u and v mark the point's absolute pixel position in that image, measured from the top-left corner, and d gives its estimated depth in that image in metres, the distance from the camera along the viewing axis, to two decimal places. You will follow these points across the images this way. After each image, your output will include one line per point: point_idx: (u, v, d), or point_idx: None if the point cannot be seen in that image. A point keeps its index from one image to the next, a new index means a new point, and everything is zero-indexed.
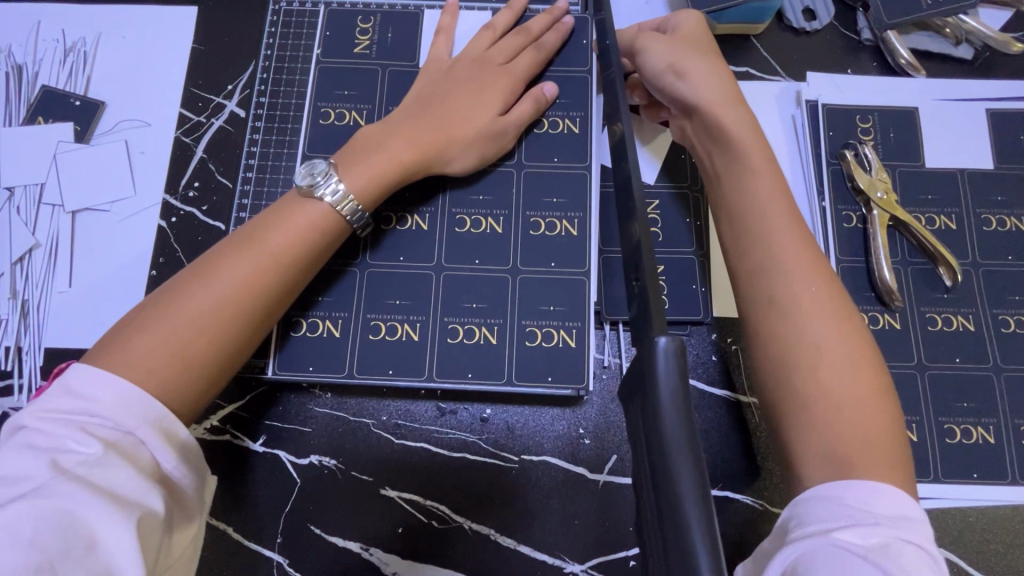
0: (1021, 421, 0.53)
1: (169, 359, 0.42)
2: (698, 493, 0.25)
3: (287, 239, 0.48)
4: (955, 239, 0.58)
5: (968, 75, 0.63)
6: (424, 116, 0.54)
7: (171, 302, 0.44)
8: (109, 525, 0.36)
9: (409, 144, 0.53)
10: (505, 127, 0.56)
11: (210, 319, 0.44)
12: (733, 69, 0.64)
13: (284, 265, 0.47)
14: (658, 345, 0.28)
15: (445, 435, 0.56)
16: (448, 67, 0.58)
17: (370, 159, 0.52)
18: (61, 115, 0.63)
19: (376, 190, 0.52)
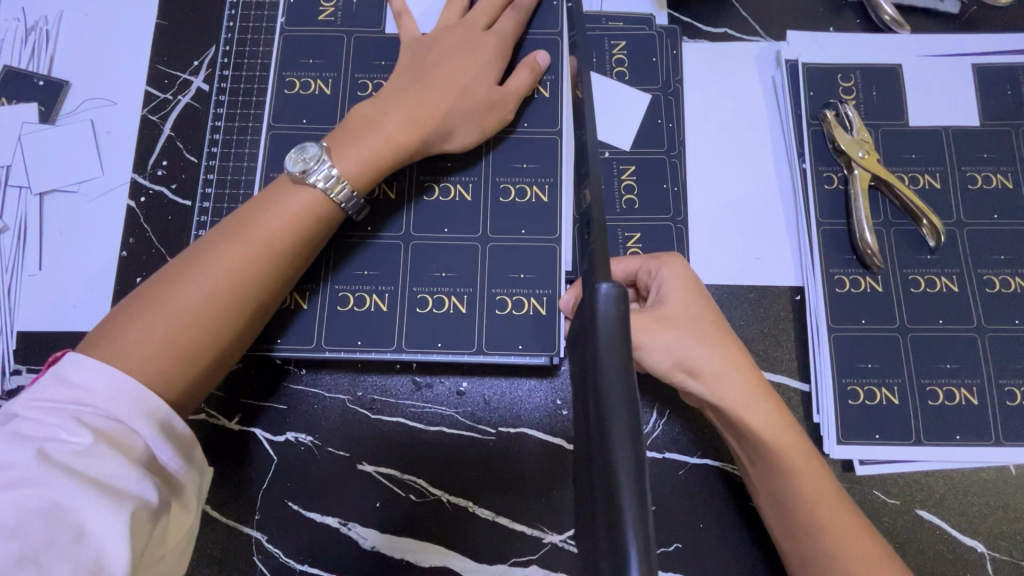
0: (1005, 381, 0.52)
1: (164, 351, 0.42)
2: (624, 404, 0.26)
3: (280, 225, 0.47)
4: (939, 199, 0.56)
5: (953, 30, 0.61)
6: (420, 90, 0.52)
7: (164, 293, 0.43)
8: (97, 513, 0.34)
9: (404, 123, 0.51)
10: (503, 98, 0.54)
11: (204, 310, 0.43)
12: (710, 30, 0.62)
13: (278, 252, 0.46)
14: (599, 291, 0.30)
15: (420, 408, 0.55)
16: (431, 35, 0.56)
17: (364, 141, 0.50)
18: (25, 96, 0.61)
19: (371, 174, 0.50)
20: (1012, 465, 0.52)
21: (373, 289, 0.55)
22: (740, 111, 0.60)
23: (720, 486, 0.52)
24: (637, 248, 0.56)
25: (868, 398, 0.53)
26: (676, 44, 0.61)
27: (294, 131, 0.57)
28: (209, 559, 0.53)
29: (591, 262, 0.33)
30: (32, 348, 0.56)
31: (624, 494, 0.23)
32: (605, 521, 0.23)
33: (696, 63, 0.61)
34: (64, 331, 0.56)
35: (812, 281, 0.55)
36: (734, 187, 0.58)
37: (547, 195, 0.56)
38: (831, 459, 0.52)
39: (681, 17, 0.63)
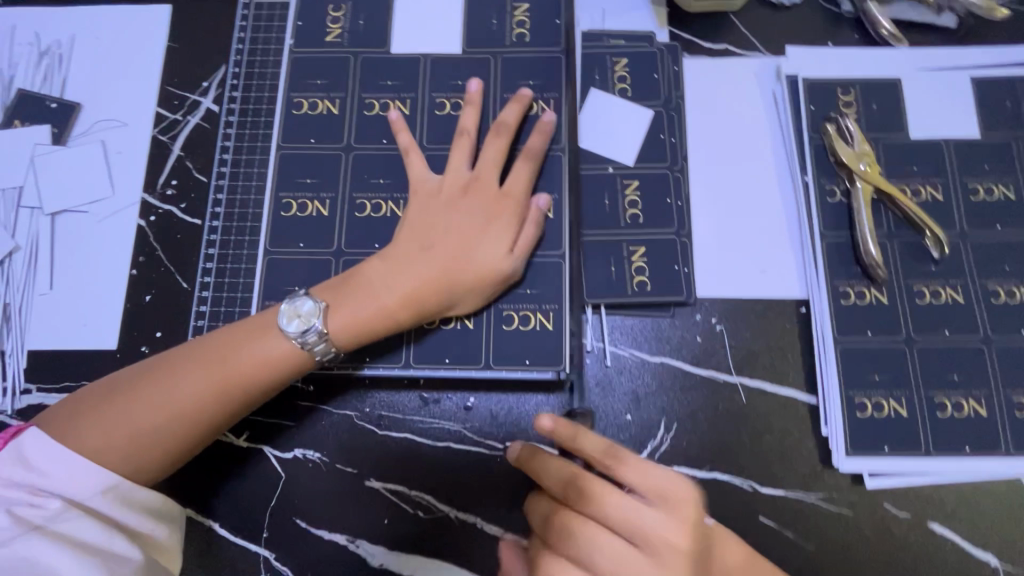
0: (1013, 392, 0.52)
1: (120, 456, 0.47)
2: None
3: (244, 365, 0.49)
4: (942, 211, 0.57)
5: (952, 44, 0.62)
6: (425, 266, 0.52)
7: (136, 394, 0.48)
8: (82, 570, 0.43)
9: (398, 296, 0.51)
10: (512, 267, 0.53)
11: (161, 427, 0.48)
12: (711, 46, 0.63)
13: (236, 389, 0.49)
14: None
15: (428, 424, 0.55)
16: (435, 191, 0.55)
17: (355, 306, 0.51)
18: (38, 119, 0.63)
19: (354, 338, 0.51)
20: None
21: None
22: (743, 125, 0.61)
23: (729, 500, 0.52)
24: (643, 262, 0.57)
25: (876, 410, 0.53)
26: (677, 61, 0.62)
27: (302, 149, 0.58)
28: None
29: None
30: (42, 367, 0.56)
31: None
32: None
33: (697, 78, 0.62)
34: (75, 349, 0.57)
35: (817, 293, 0.56)
36: (736, 200, 0.59)
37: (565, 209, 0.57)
38: (840, 472, 0.52)
39: (682, 34, 0.63)
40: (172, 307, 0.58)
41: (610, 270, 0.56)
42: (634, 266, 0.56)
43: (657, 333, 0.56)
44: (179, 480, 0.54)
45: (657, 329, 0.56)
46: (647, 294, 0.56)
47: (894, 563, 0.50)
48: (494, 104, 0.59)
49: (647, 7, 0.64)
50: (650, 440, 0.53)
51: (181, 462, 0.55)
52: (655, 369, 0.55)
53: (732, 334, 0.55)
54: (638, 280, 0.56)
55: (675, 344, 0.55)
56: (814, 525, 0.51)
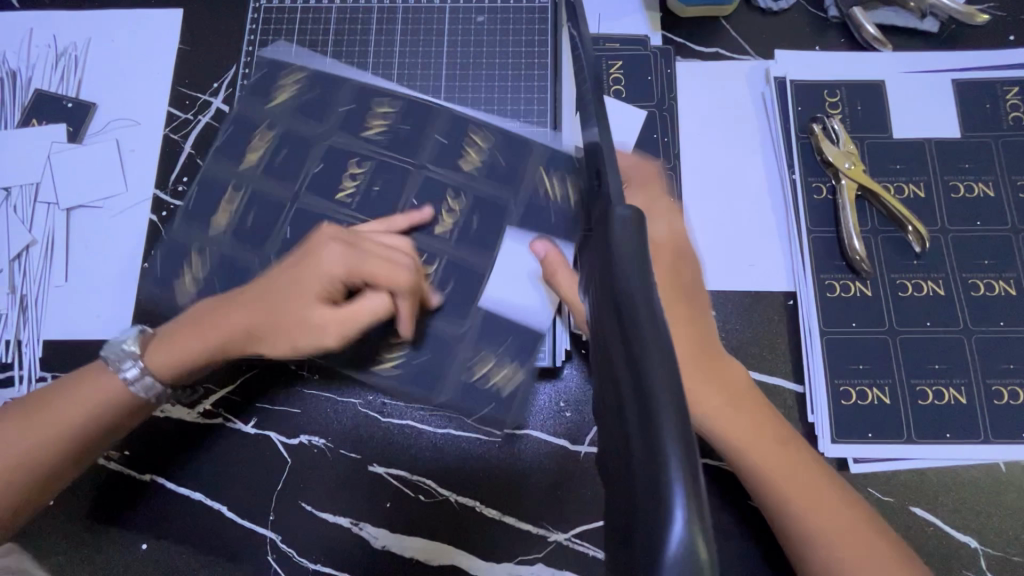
0: (992, 381, 0.54)
1: (34, 461, 0.50)
2: (662, 353, 0.23)
3: (67, 411, 0.51)
4: (924, 208, 0.59)
5: (934, 48, 0.64)
6: (246, 308, 0.53)
7: (36, 417, 0.51)
8: None
9: (217, 335, 0.52)
10: (337, 282, 0.53)
11: (65, 439, 0.51)
12: (703, 49, 0.66)
13: (58, 430, 0.51)
14: (616, 215, 0.28)
15: (429, 412, 0.57)
16: (353, 217, 0.59)
17: (184, 344, 0.53)
18: (55, 118, 0.65)
19: (177, 369, 0.53)
20: (1003, 462, 0.53)
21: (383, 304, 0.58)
22: (733, 125, 0.63)
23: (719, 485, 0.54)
24: None
25: (860, 398, 0.55)
26: (670, 63, 0.64)
27: (310, 157, 0.62)
28: (226, 558, 0.55)
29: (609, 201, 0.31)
30: (58, 356, 0.58)
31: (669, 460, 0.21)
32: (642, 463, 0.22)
33: (689, 80, 0.64)
34: (89, 339, 0.59)
35: (804, 286, 0.58)
36: (726, 198, 0.61)
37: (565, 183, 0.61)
38: (826, 457, 0.54)
39: (675, 38, 0.66)
40: None
41: None
42: None
43: None
44: (189, 465, 0.57)
45: None
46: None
47: None
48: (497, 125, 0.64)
49: (642, 12, 0.67)
50: None
51: (191, 448, 0.57)
52: None
53: (722, 325, 0.58)
54: None
55: None
56: None
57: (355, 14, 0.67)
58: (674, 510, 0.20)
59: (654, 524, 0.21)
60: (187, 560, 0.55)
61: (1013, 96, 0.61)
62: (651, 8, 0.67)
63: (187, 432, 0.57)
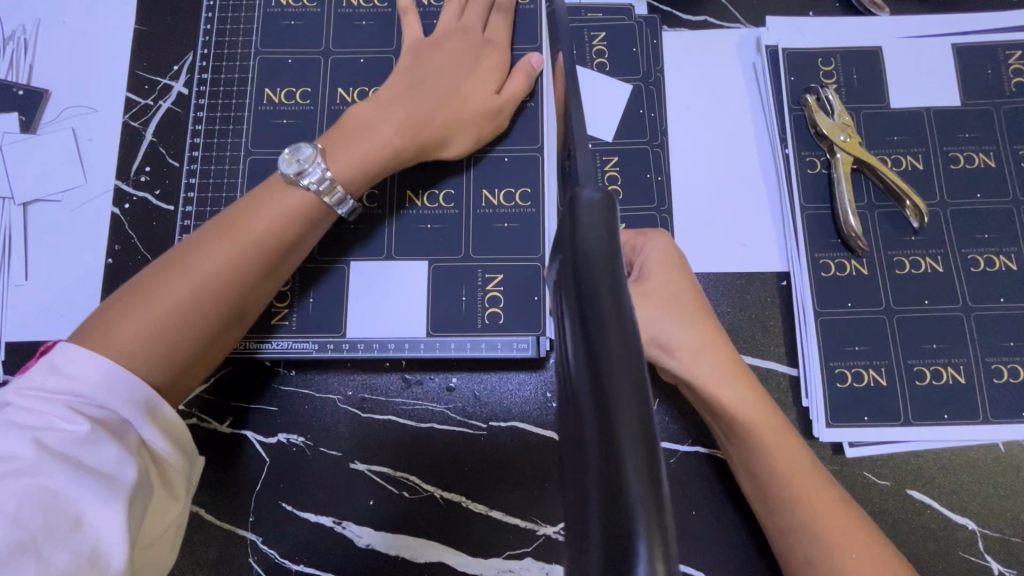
0: (991, 359, 0.53)
1: (175, 334, 0.44)
2: (626, 355, 0.24)
3: (266, 228, 0.48)
4: (922, 179, 0.56)
5: (932, 11, 0.61)
6: (424, 102, 0.54)
7: (153, 285, 0.45)
8: (98, 508, 0.37)
9: (178, 314, 0.44)
10: (502, 106, 0.56)
11: (197, 310, 0.45)
12: (690, 18, 0.62)
13: (255, 262, 0.47)
14: (583, 200, 0.29)
15: (412, 406, 0.55)
16: (431, 43, 0.57)
17: (361, 147, 0.52)
18: (5, 107, 0.61)
19: (160, 348, 0.43)
20: (1002, 442, 0.52)
21: (370, 301, 0.56)
22: (723, 98, 0.60)
23: (710, 473, 0.52)
24: None
25: (856, 380, 0.53)
26: (656, 33, 0.61)
27: (274, 140, 0.58)
28: (205, 563, 0.53)
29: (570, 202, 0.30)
30: (22, 358, 0.56)
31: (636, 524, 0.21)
32: (600, 472, 0.22)
33: (678, 51, 0.61)
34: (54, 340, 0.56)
35: (798, 266, 0.56)
36: (716, 175, 0.58)
37: (528, 202, 0.57)
38: (821, 442, 0.53)
39: (661, 6, 0.62)
40: None
41: None
42: None
43: None
44: None
45: None
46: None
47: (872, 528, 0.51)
48: None
49: None
50: None
51: None
52: None
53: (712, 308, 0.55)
54: None
55: None
56: None
57: None
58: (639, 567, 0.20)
59: (617, 561, 0.20)
60: None
61: (1016, 60, 0.59)
62: None
63: None
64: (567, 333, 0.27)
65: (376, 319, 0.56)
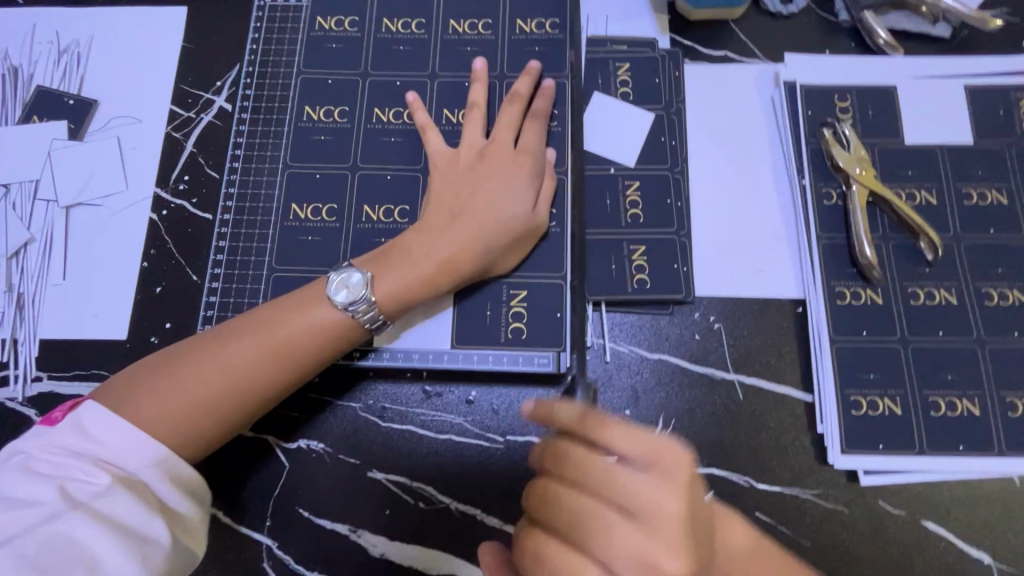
0: (1006, 393, 0.53)
1: (217, 406, 0.49)
2: None
3: (327, 321, 0.51)
4: (935, 214, 0.58)
5: (946, 53, 0.64)
6: (463, 233, 0.55)
7: (215, 352, 0.50)
8: (113, 555, 0.41)
9: (223, 384, 0.49)
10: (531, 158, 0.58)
11: (243, 385, 0.49)
12: (712, 53, 0.65)
13: (308, 348, 0.51)
14: None
15: (431, 417, 0.56)
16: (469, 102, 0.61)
17: (404, 271, 0.54)
18: (56, 115, 0.64)
19: (198, 414, 0.48)
20: (1017, 476, 0.52)
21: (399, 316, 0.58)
22: (743, 129, 0.62)
23: (724, 495, 0.53)
24: (643, 261, 0.58)
25: (871, 408, 0.54)
26: (678, 66, 0.64)
27: (310, 154, 0.61)
28: (220, 565, 0.54)
29: None
30: (55, 356, 0.58)
31: None
32: None
33: (699, 84, 0.64)
34: (87, 339, 0.58)
35: (814, 294, 0.57)
36: (734, 204, 0.60)
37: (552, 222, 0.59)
38: (836, 469, 0.53)
39: (683, 41, 0.65)
40: (181, 299, 0.59)
41: (611, 267, 0.58)
42: (634, 264, 0.58)
43: (655, 329, 0.57)
44: None
45: (656, 326, 0.57)
46: (646, 292, 0.57)
47: (886, 558, 0.51)
48: (501, 84, 0.62)
49: (650, 14, 0.66)
50: None
51: None
52: (654, 366, 0.56)
53: (730, 332, 0.57)
54: (638, 278, 0.58)
55: (674, 340, 0.57)
56: (809, 522, 0.52)
57: None
58: None
59: None
60: None
61: None
62: (659, 10, 0.66)
63: None
64: None
65: (403, 330, 0.57)
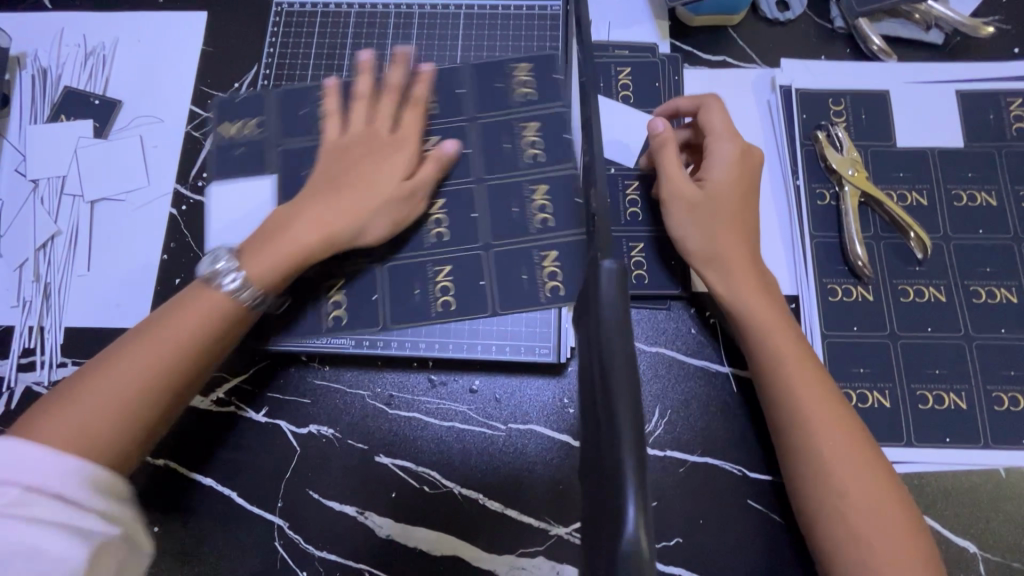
0: (993, 387, 0.55)
1: (123, 418, 0.47)
2: (626, 375, 0.29)
3: (202, 306, 0.51)
4: (926, 214, 0.60)
5: (939, 59, 0.65)
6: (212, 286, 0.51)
7: (104, 370, 0.48)
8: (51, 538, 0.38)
9: (124, 392, 0.47)
10: (415, 189, 0.58)
11: (132, 394, 0.47)
12: (710, 58, 0.67)
13: (182, 349, 0.49)
14: (603, 269, 0.33)
15: (436, 405, 0.59)
16: (347, 140, 0.60)
17: (179, 316, 0.51)
18: (82, 113, 0.67)
19: (108, 425, 0.46)
20: (1003, 468, 0.54)
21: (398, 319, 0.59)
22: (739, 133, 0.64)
23: (718, 482, 0.55)
24: (641, 257, 0.60)
25: (860, 401, 0.55)
26: (677, 70, 0.66)
27: (323, 154, 0.63)
28: (233, 544, 0.56)
29: (580, 298, 0.35)
30: (79, 343, 0.61)
31: (629, 495, 0.25)
32: (614, 472, 0.26)
33: (697, 88, 0.66)
34: (109, 327, 0.61)
35: (807, 291, 0.59)
36: None
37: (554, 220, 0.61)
38: None
39: (683, 46, 0.68)
40: None
41: None
42: (632, 260, 0.60)
43: (652, 323, 0.59)
44: (204, 449, 0.58)
45: (653, 320, 0.60)
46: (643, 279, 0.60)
47: None
48: None
49: (652, 19, 0.68)
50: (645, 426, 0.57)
51: (206, 433, 0.58)
52: (652, 359, 0.59)
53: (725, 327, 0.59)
54: (636, 274, 0.60)
55: (670, 334, 0.59)
56: None
57: (374, 12, 0.70)
58: (628, 512, 0.25)
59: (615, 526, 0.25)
60: (197, 542, 0.56)
61: (1017, 107, 0.62)
62: (661, 16, 0.68)
63: (200, 418, 0.59)
64: (585, 379, 0.32)
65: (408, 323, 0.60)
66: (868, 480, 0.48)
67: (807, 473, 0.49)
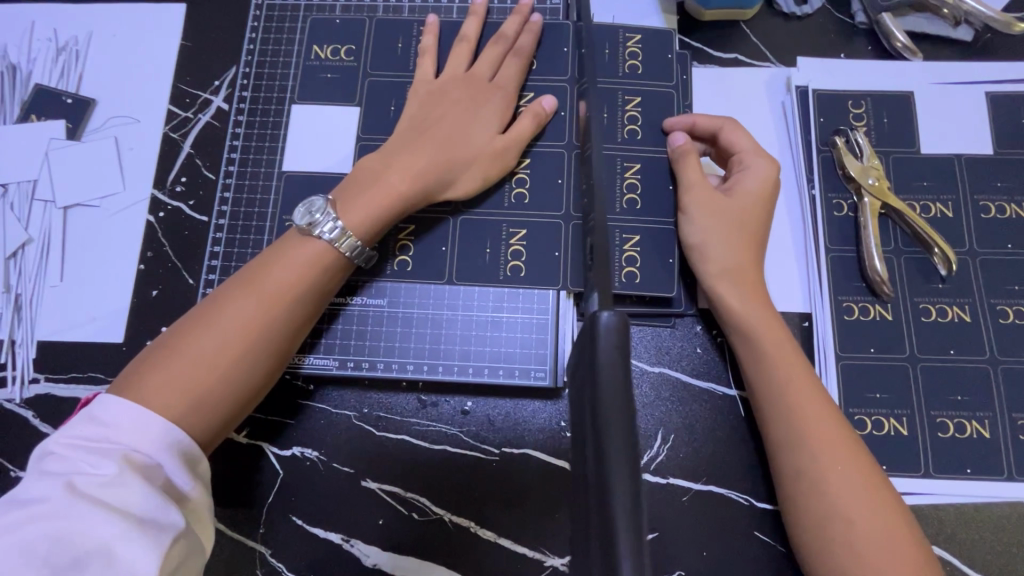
0: (1018, 415, 0.52)
1: (213, 384, 0.45)
2: (624, 443, 0.25)
3: (289, 276, 0.48)
4: (951, 228, 0.56)
5: (967, 58, 0.61)
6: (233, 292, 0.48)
7: (185, 341, 0.45)
8: (127, 540, 0.37)
9: (218, 357, 0.45)
10: (505, 147, 0.57)
11: (221, 360, 0.45)
12: (721, 56, 0.63)
13: (287, 301, 0.48)
14: (601, 320, 0.29)
15: (426, 427, 0.56)
16: (437, 87, 0.59)
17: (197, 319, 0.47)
18: (53, 113, 0.64)
19: (209, 388, 0.44)
20: None
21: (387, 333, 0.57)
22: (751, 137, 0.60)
23: (723, 512, 0.52)
24: (634, 252, 0.56)
25: (876, 428, 0.52)
26: (686, 69, 0.61)
27: (308, 160, 0.60)
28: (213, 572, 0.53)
29: (576, 350, 0.31)
30: (52, 358, 0.58)
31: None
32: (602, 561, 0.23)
33: (707, 88, 0.62)
34: (83, 342, 0.58)
35: (821, 309, 0.55)
36: None
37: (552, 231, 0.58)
38: None
39: (692, 43, 0.63)
40: (177, 304, 0.59)
41: None
42: (625, 255, 0.56)
43: (655, 340, 0.56)
44: None
45: (656, 337, 0.56)
46: (635, 285, 0.56)
47: None
48: None
49: (659, 13, 0.63)
50: (647, 450, 0.54)
51: None
52: (655, 379, 0.55)
53: None
54: (627, 271, 0.56)
55: (674, 352, 0.56)
56: None
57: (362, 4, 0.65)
58: None
59: None
60: None
61: None
62: (669, 9, 0.63)
63: None
64: (576, 440, 0.28)
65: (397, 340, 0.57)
66: (880, 517, 0.44)
67: (808, 502, 0.46)
